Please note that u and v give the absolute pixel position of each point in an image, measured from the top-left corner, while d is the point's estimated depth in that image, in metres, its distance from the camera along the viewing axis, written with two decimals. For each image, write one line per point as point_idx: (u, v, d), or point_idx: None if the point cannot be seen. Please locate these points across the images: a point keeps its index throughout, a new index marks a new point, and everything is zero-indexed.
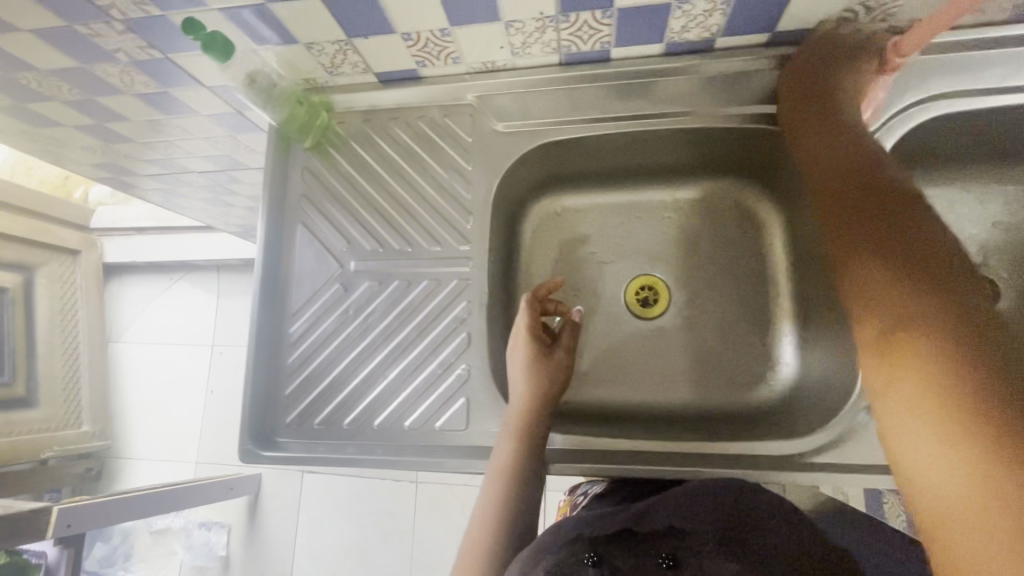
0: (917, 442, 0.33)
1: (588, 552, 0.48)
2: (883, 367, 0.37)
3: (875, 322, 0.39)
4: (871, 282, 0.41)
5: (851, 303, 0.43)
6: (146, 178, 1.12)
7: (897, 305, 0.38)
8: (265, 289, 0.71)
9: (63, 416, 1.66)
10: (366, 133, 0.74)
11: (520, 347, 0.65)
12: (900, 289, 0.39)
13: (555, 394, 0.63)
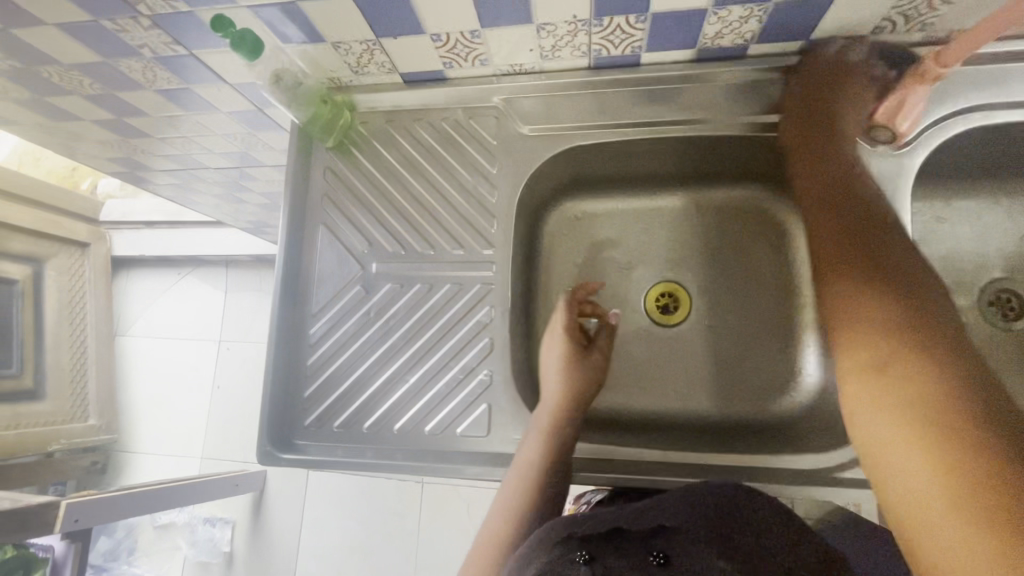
0: (899, 452, 0.38)
1: (580, 551, 0.49)
2: (870, 385, 0.42)
3: (872, 357, 0.43)
4: (871, 323, 0.45)
5: (845, 338, 0.47)
6: (160, 173, 1.11)
7: (886, 331, 0.43)
8: (286, 290, 0.70)
9: (70, 409, 1.66)
10: (389, 134, 0.73)
11: (556, 345, 0.67)
12: (901, 333, 0.43)
13: (587, 395, 0.65)
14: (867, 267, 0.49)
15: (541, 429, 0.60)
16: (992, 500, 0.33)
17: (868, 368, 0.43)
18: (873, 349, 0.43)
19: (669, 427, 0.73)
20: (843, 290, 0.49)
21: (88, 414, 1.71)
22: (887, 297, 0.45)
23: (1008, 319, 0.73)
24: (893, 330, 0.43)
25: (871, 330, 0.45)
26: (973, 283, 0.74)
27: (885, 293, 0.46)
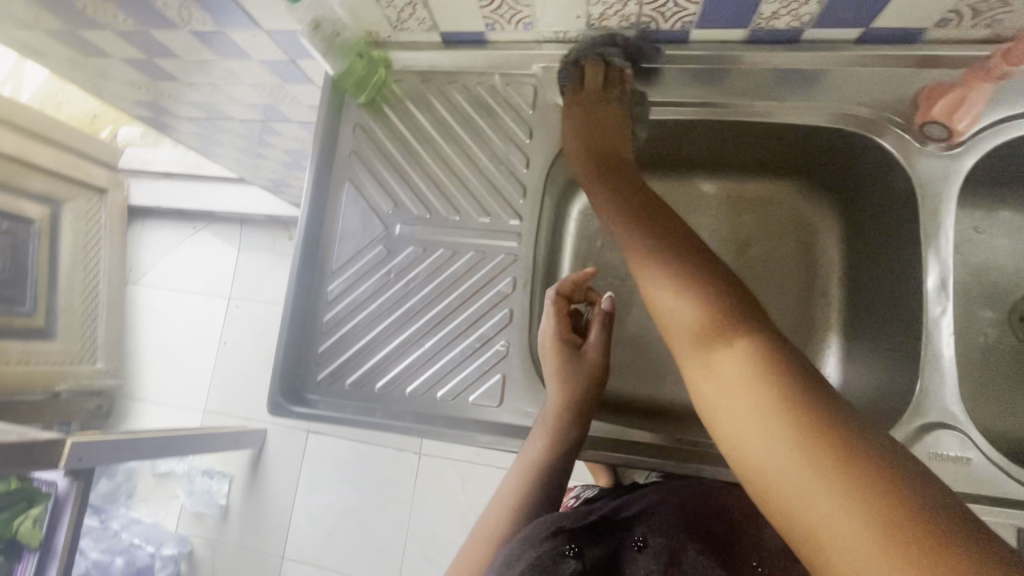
0: (757, 433, 0.37)
1: (571, 541, 0.48)
2: (712, 372, 0.42)
3: (701, 341, 0.44)
4: (684, 307, 0.45)
5: (666, 323, 0.47)
6: (184, 121, 1.10)
7: (699, 321, 0.44)
8: (306, 244, 0.69)
9: (79, 351, 1.68)
10: (422, 95, 0.71)
11: (548, 351, 0.62)
12: (722, 313, 0.44)
13: (588, 400, 0.61)
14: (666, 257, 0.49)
15: (545, 438, 0.59)
16: (840, 462, 0.34)
17: (698, 365, 0.43)
18: (697, 343, 0.44)
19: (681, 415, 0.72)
20: (652, 284, 0.49)
21: (95, 357, 1.73)
22: (695, 282, 0.46)
23: None
24: (708, 322, 0.44)
25: (686, 326, 0.45)
26: (1006, 297, 0.72)
27: (688, 282, 0.47)
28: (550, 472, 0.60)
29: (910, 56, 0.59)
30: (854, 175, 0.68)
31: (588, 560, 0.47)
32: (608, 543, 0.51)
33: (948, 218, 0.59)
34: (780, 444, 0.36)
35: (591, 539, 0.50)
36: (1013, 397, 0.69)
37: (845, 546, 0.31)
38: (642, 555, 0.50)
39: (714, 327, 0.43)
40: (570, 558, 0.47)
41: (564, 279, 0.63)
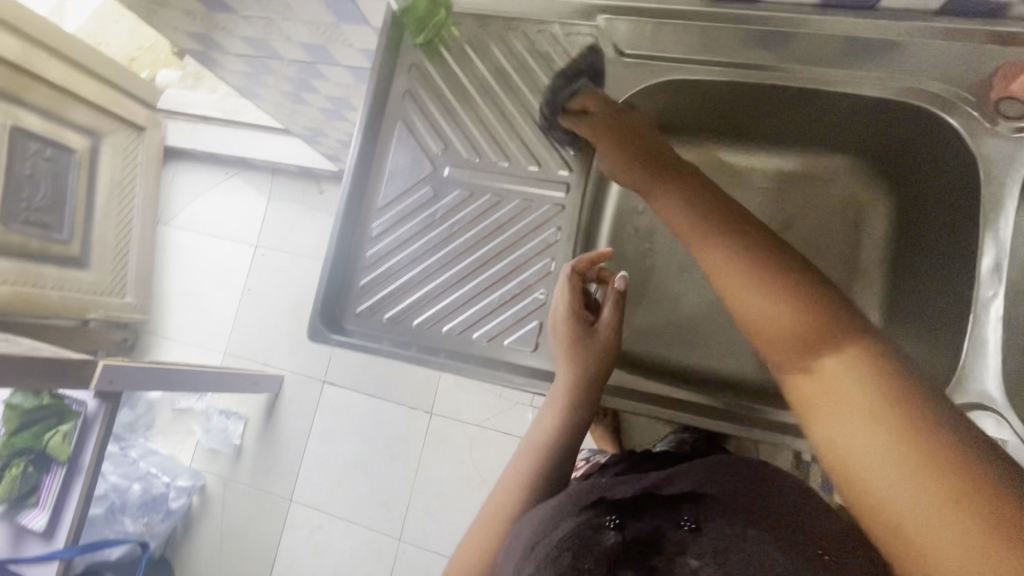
0: (853, 434, 0.35)
1: (608, 516, 0.49)
2: (805, 370, 0.40)
3: (793, 340, 0.42)
4: (773, 304, 0.44)
5: (754, 321, 0.45)
6: (233, 58, 1.11)
7: (797, 328, 0.42)
8: (355, 178, 0.70)
9: (110, 284, 1.72)
10: (481, 40, 0.71)
11: (559, 330, 0.62)
12: (813, 309, 0.42)
13: (600, 374, 0.61)
14: (754, 258, 0.47)
15: (559, 406, 0.61)
16: (950, 474, 0.31)
17: (791, 368, 0.41)
18: (788, 342, 0.42)
19: (707, 382, 0.73)
20: (736, 288, 0.47)
21: (125, 291, 1.77)
22: (784, 279, 0.45)
23: None
24: (807, 331, 0.41)
25: (780, 334, 0.43)
26: None
27: (778, 280, 0.45)
28: (566, 436, 0.61)
29: (986, 31, 0.58)
30: (910, 156, 0.67)
31: (626, 535, 0.48)
32: (655, 518, 0.50)
33: (1010, 201, 0.58)
34: (879, 454, 0.34)
35: (633, 517, 0.50)
36: None
37: (956, 557, 0.30)
38: (692, 537, 0.48)
39: (806, 330, 0.41)
40: (606, 531, 0.48)
41: (577, 259, 0.62)
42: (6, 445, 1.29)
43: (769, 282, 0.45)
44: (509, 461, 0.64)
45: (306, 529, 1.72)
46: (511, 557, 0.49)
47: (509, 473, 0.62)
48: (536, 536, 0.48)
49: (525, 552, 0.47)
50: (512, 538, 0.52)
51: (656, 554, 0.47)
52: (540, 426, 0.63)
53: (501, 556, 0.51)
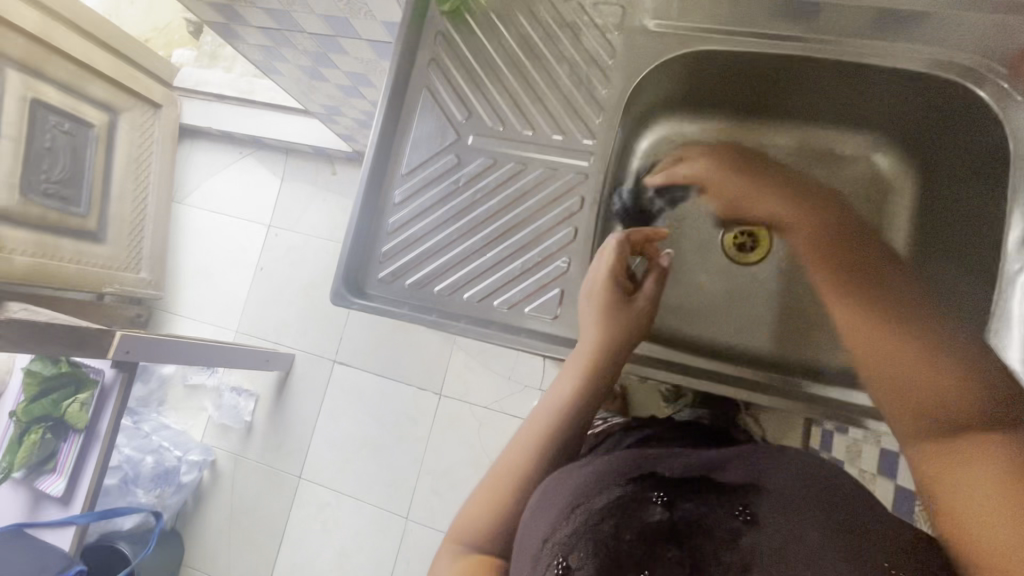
0: (977, 505, 0.44)
1: (658, 492, 0.52)
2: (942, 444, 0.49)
3: (940, 418, 0.49)
4: (931, 381, 0.51)
5: (906, 392, 0.53)
6: (254, 31, 1.11)
7: (918, 384, 0.52)
8: (380, 144, 0.70)
9: (126, 259, 1.73)
10: (508, 8, 0.71)
11: (595, 294, 0.62)
12: (965, 393, 0.49)
13: (628, 341, 0.62)
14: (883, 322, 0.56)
15: (583, 370, 0.61)
16: None
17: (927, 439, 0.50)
18: (932, 415, 0.50)
19: (726, 356, 0.74)
20: (867, 341, 0.57)
21: (140, 267, 1.79)
22: (944, 362, 0.51)
23: None
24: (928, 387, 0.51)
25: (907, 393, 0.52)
26: None
27: (937, 362, 0.51)
28: (586, 401, 0.62)
29: None
30: (936, 133, 0.67)
31: (673, 514, 0.51)
32: (703, 504, 0.52)
33: None
34: (997, 524, 0.42)
35: (685, 494, 0.53)
36: None
37: None
38: (746, 529, 0.49)
39: (956, 411, 0.49)
40: (652, 507, 0.51)
41: (632, 229, 0.66)
42: (25, 412, 1.30)
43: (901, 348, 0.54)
44: (525, 423, 0.65)
45: (314, 505, 1.74)
46: (549, 500, 0.51)
47: (524, 435, 0.63)
48: (583, 494, 0.50)
49: (568, 504, 0.50)
50: (548, 483, 0.54)
51: (702, 538, 0.50)
52: (559, 391, 0.63)
53: (534, 497, 0.54)
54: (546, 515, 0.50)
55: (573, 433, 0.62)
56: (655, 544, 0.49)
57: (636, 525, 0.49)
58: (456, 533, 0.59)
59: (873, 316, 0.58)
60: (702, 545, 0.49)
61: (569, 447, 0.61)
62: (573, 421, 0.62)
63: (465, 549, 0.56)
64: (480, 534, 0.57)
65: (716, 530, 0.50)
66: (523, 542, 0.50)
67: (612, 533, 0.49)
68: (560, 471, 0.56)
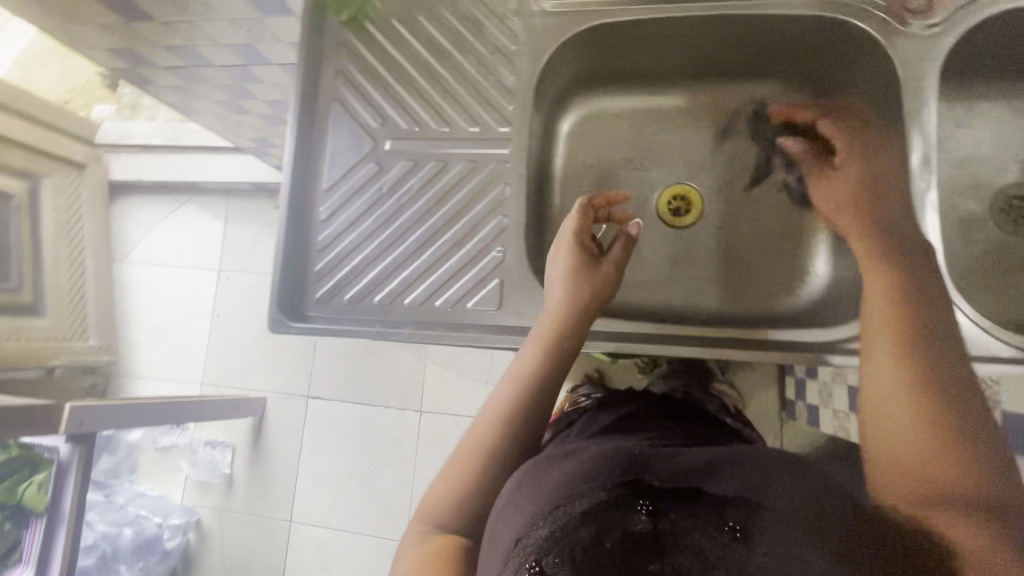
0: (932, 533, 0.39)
1: (643, 500, 0.46)
2: (905, 470, 0.45)
3: (911, 448, 0.46)
4: (924, 412, 0.47)
5: (892, 412, 0.49)
6: (163, 72, 1.07)
7: (942, 459, 0.44)
8: (297, 161, 0.68)
9: (70, 326, 1.66)
10: (405, 9, 0.70)
11: (560, 258, 0.64)
12: (948, 444, 0.45)
13: (590, 308, 0.62)
14: (923, 374, 0.49)
15: (548, 335, 0.60)
16: None
17: (889, 463, 0.46)
18: (912, 441, 0.46)
19: (678, 320, 0.75)
20: (886, 372, 0.51)
21: (87, 334, 1.72)
22: (941, 404, 0.47)
23: (1017, 226, 0.75)
24: (969, 488, 0.42)
25: (915, 455, 0.45)
26: (992, 187, 0.76)
27: (934, 400, 0.47)
28: (553, 372, 0.60)
29: None
30: (837, 72, 0.69)
31: (659, 525, 0.44)
32: (694, 520, 0.44)
33: (926, 90, 0.61)
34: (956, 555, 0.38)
35: (674, 500, 0.46)
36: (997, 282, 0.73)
37: None
38: (740, 548, 0.41)
39: (939, 452, 0.44)
40: (635, 514, 0.45)
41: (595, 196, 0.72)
42: None
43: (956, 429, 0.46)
44: (485, 404, 0.63)
45: (310, 546, 1.68)
46: (524, 502, 0.48)
47: (486, 412, 0.61)
48: (564, 496, 0.47)
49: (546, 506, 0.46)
50: (524, 479, 0.52)
51: (688, 556, 0.41)
52: (521, 363, 0.61)
53: (509, 497, 0.51)
54: (520, 516, 0.47)
55: (537, 406, 0.60)
56: (632, 553, 0.42)
57: (616, 530, 0.43)
58: (421, 514, 0.58)
59: (914, 363, 0.50)
60: (683, 560, 0.41)
61: (532, 426, 0.59)
62: (533, 392, 0.60)
63: (430, 528, 0.55)
64: (444, 510, 0.55)
65: (708, 550, 0.41)
66: (496, 541, 0.47)
67: (590, 540, 0.43)
68: (536, 466, 0.54)
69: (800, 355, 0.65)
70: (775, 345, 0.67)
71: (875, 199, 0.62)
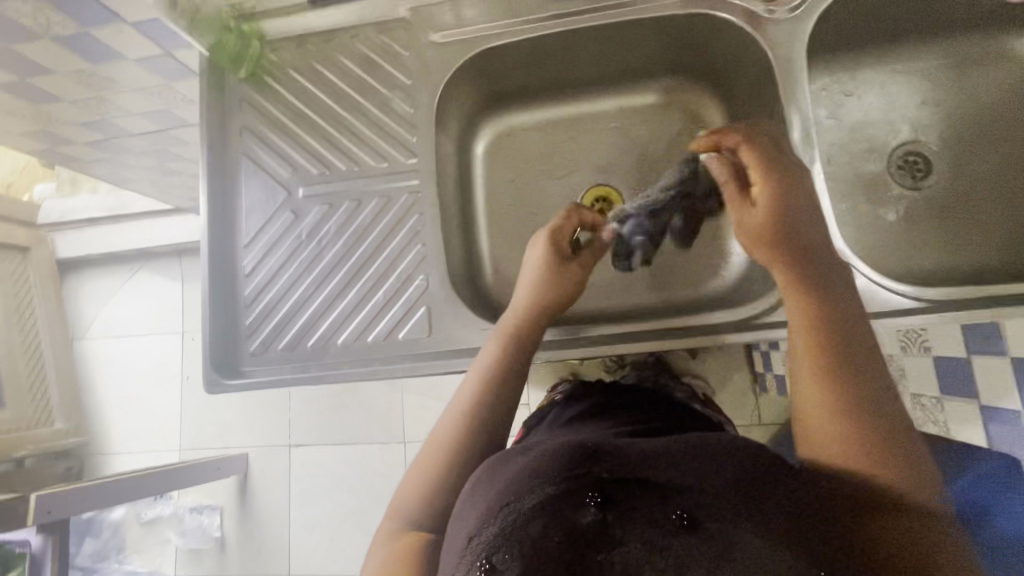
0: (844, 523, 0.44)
1: (592, 492, 0.44)
2: (831, 455, 0.49)
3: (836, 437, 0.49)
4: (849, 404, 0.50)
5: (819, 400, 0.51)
6: (84, 147, 1.07)
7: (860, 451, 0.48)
8: (212, 221, 0.69)
9: (33, 414, 1.60)
10: (302, 60, 0.72)
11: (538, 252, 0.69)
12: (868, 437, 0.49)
13: (552, 304, 0.67)
14: (845, 365, 0.52)
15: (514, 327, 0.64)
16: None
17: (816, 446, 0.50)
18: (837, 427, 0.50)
19: (615, 320, 0.77)
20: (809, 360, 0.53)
21: (53, 419, 1.66)
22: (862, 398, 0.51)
23: (914, 179, 0.79)
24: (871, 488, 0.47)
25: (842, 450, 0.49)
26: (885, 147, 0.80)
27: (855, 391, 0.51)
28: (510, 367, 0.62)
29: None
30: (721, 63, 0.73)
31: (608, 515, 0.44)
32: (645, 507, 0.44)
33: (799, 71, 0.65)
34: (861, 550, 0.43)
35: (628, 486, 0.44)
36: (899, 237, 0.77)
37: None
38: (683, 535, 0.42)
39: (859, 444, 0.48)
40: (585, 508, 0.44)
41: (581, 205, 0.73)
42: None
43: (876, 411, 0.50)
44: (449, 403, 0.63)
45: None
46: (478, 498, 0.46)
47: (451, 409, 0.63)
48: (514, 492, 0.44)
49: (499, 500, 0.44)
50: (480, 474, 0.49)
51: (635, 543, 0.43)
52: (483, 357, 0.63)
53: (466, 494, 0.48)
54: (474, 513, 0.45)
55: (502, 390, 0.61)
56: (578, 547, 0.43)
57: (564, 524, 0.43)
58: (390, 511, 0.60)
59: (835, 355, 0.52)
60: (631, 549, 0.43)
61: (497, 415, 0.60)
62: (498, 380, 0.61)
63: (398, 526, 0.57)
64: (414, 510, 0.57)
65: (656, 538, 0.43)
66: (453, 539, 0.45)
67: (539, 536, 0.43)
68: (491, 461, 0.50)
69: (726, 335, 0.68)
70: (704, 329, 0.69)
71: (788, 230, 0.58)
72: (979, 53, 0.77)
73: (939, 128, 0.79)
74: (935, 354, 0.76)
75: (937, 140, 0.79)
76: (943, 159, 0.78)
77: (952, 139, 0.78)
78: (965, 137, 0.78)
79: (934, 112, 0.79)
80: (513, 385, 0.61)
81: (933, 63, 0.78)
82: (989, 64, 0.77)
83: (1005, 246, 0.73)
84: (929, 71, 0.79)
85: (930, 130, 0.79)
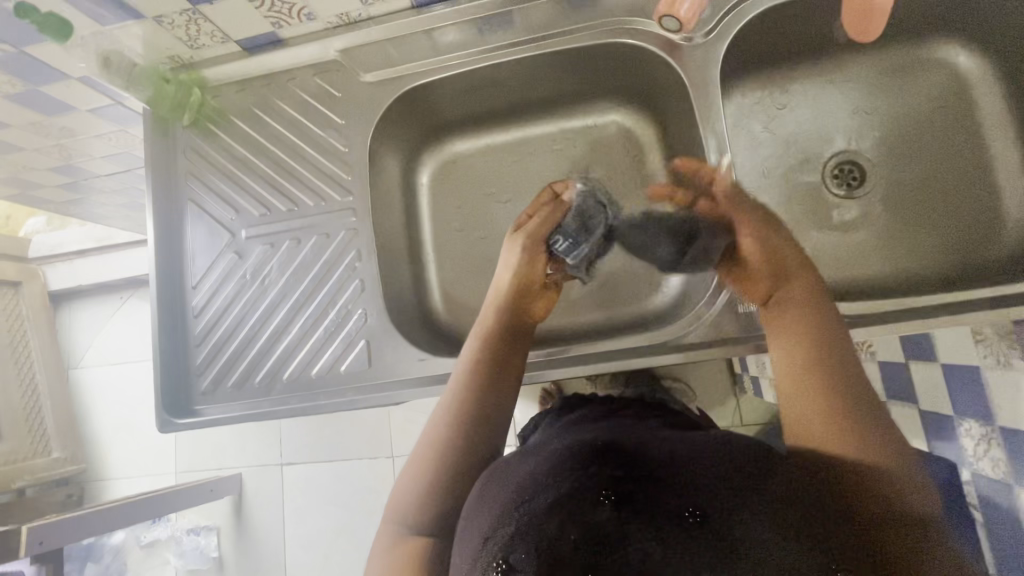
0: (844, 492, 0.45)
1: (606, 489, 0.43)
2: (823, 432, 0.51)
3: (827, 421, 0.52)
4: (840, 398, 0.53)
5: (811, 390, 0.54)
6: (56, 189, 1.09)
7: (849, 436, 0.50)
8: (161, 265, 0.72)
9: (31, 445, 1.60)
10: (242, 105, 0.75)
11: (511, 239, 0.72)
12: (858, 429, 0.51)
13: (527, 289, 0.71)
14: (830, 364, 0.56)
15: (497, 317, 0.68)
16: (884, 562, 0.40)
17: (808, 427, 0.52)
18: (826, 413, 0.52)
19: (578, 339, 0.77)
20: (795, 354, 0.57)
21: (50, 447, 1.67)
22: (850, 396, 0.54)
23: (850, 187, 0.80)
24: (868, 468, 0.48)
25: (811, 423, 0.52)
26: (819, 157, 0.81)
27: (840, 385, 0.54)
28: (494, 358, 0.64)
29: None
30: (650, 86, 0.75)
31: (623, 510, 0.42)
32: (660, 503, 0.42)
33: (714, 98, 0.68)
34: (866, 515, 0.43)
35: (639, 486, 0.43)
36: (842, 242, 0.78)
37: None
38: (703, 532, 0.40)
39: (849, 429, 0.51)
40: (600, 506, 0.42)
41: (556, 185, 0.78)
42: None
43: (842, 380, 0.55)
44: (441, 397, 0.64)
45: None
46: (492, 501, 0.48)
47: (438, 415, 0.62)
48: (528, 493, 0.45)
49: (511, 503, 0.46)
50: (489, 481, 0.52)
51: (649, 538, 0.40)
52: (473, 343, 0.66)
53: (475, 498, 0.51)
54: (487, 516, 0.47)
55: (497, 387, 0.62)
56: (597, 549, 0.40)
57: (579, 523, 0.42)
58: (390, 520, 0.60)
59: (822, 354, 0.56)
60: (646, 549, 0.40)
61: (491, 411, 0.61)
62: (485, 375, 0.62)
63: (402, 531, 0.57)
64: (414, 518, 0.57)
65: (670, 532, 0.40)
66: (465, 542, 0.47)
67: (554, 535, 0.42)
68: (500, 469, 0.53)
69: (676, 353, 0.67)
70: (656, 348, 0.67)
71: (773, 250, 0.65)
72: (907, 60, 0.78)
73: (872, 136, 0.80)
74: (879, 358, 0.77)
75: (869, 149, 0.80)
76: (878, 166, 0.79)
77: (887, 146, 0.79)
78: (897, 145, 0.79)
79: (868, 120, 0.80)
80: (506, 377, 0.63)
81: (861, 73, 0.79)
82: (918, 71, 0.77)
83: (942, 248, 0.75)
84: (862, 82, 0.80)
85: (864, 139, 0.80)
